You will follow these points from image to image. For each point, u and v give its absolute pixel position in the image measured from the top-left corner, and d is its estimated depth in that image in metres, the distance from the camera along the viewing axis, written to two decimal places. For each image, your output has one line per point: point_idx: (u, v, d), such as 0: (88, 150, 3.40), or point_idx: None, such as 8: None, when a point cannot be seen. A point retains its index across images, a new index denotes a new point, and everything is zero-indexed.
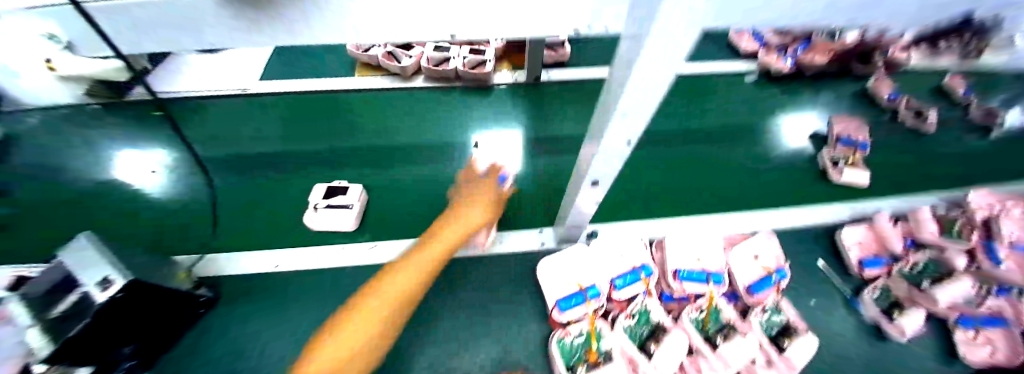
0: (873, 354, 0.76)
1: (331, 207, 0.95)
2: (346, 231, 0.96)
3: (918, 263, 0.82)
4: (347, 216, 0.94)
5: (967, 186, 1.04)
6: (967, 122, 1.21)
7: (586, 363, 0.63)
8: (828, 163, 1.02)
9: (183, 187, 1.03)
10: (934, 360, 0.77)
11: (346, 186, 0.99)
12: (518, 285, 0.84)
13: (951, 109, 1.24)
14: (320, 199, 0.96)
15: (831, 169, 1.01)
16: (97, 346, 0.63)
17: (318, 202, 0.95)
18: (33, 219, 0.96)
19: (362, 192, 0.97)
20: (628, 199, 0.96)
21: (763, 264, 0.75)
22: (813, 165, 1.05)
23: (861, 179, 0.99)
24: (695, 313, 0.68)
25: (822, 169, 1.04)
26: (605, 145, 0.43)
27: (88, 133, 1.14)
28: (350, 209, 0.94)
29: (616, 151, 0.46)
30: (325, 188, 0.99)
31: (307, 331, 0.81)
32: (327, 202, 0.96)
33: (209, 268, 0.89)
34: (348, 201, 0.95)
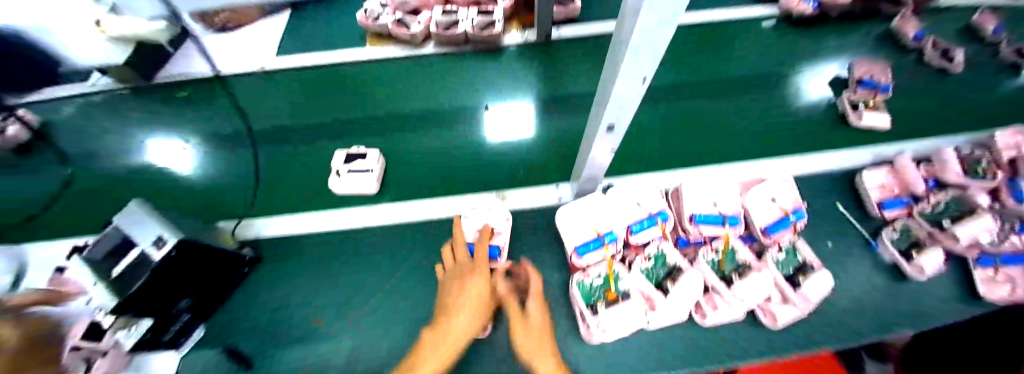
0: (880, 289, 0.80)
1: (353, 171, 0.99)
2: (366, 194, 1.00)
3: (939, 203, 0.82)
4: (369, 179, 0.97)
5: (988, 126, 1.03)
6: (994, 62, 1.17)
7: (605, 300, 0.68)
8: (848, 107, 1.03)
9: (215, 164, 1.09)
10: (943, 293, 0.80)
11: (363, 152, 1.02)
12: (538, 237, 0.90)
13: (974, 49, 1.20)
14: (341, 165, 1.00)
15: (851, 112, 1.01)
16: (160, 299, 0.70)
17: (340, 169, 0.99)
18: (81, 197, 1.03)
19: (380, 156, 1.01)
20: (633, 155, 0.98)
21: (780, 206, 0.76)
22: (833, 110, 1.06)
23: (882, 122, 0.99)
24: (711, 255, 0.71)
25: (842, 113, 1.05)
26: (615, 91, 0.35)
27: (118, 116, 1.19)
28: (371, 172, 0.98)
29: (632, 91, 0.37)
30: (345, 154, 1.03)
31: (346, 283, 0.89)
32: (350, 168, 0.99)
33: (247, 231, 0.96)
34: (368, 165, 0.99)
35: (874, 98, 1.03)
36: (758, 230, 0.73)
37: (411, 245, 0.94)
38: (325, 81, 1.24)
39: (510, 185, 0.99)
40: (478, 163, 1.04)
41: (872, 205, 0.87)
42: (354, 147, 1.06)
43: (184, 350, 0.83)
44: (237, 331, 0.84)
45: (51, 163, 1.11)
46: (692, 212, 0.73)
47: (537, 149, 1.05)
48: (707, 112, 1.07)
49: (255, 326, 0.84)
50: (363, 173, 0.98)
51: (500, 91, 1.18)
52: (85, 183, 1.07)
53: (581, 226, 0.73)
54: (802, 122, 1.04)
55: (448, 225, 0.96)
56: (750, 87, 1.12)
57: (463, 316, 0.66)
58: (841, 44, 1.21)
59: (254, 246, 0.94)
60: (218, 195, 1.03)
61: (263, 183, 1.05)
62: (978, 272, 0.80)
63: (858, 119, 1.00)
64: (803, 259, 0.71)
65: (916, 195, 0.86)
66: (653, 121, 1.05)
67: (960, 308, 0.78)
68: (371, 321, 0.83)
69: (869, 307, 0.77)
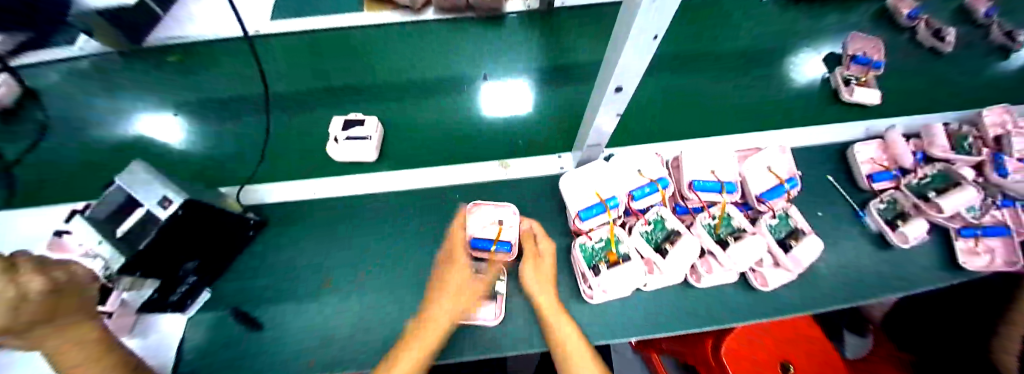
0: (860, 255, 0.86)
1: (352, 138, 0.99)
2: (367, 162, 1.02)
3: (925, 175, 0.88)
4: (367, 147, 0.98)
5: (966, 107, 1.10)
6: (977, 44, 1.23)
7: (607, 262, 0.72)
8: (841, 83, 1.07)
9: (217, 133, 1.08)
10: (918, 257, 0.87)
11: (361, 119, 1.03)
12: (542, 204, 0.94)
13: (965, 32, 1.25)
14: (339, 132, 1.00)
15: (842, 88, 1.06)
16: (168, 259, 0.70)
17: (338, 135, 1.00)
18: (82, 163, 1.04)
19: (379, 123, 1.02)
20: (632, 128, 1.02)
21: (775, 175, 0.80)
22: (826, 86, 1.11)
23: (870, 98, 1.05)
24: (708, 220, 0.74)
25: (835, 88, 1.10)
26: (631, 42, 0.38)
27: (111, 82, 1.17)
28: (369, 140, 0.98)
29: (642, 48, 0.41)
30: (342, 121, 1.02)
31: (360, 245, 0.93)
32: (347, 135, 1.00)
33: (251, 197, 0.97)
34: (366, 132, 0.99)
35: (866, 75, 1.09)
36: (753, 197, 0.77)
37: (415, 212, 0.96)
38: (325, 47, 1.22)
39: (512, 155, 1.02)
40: (480, 133, 1.06)
41: (861, 179, 0.92)
42: (352, 114, 1.06)
43: (191, 313, 0.84)
44: (251, 292, 0.88)
45: (47, 132, 1.09)
46: (691, 179, 0.75)
47: (538, 119, 1.07)
48: (704, 88, 1.10)
49: (271, 287, 0.88)
50: (361, 140, 0.98)
51: (501, 62, 1.17)
52: (86, 152, 1.06)
53: (584, 191, 0.75)
54: (792, 100, 1.09)
55: (452, 193, 0.98)
56: (747, 65, 1.14)
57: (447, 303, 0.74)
58: (841, 21, 1.22)
59: (256, 211, 0.96)
60: (221, 161, 1.04)
61: (266, 151, 1.05)
62: (959, 242, 0.86)
63: (848, 94, 1.05)
64: (794, 224, 0.76)
65: (904, 168, 0.91)
66: (652, 97, 1.08)
67: (934, 271, 0.85)
68: (383, 283, 0.88)
69: (847, 271, 0.84)
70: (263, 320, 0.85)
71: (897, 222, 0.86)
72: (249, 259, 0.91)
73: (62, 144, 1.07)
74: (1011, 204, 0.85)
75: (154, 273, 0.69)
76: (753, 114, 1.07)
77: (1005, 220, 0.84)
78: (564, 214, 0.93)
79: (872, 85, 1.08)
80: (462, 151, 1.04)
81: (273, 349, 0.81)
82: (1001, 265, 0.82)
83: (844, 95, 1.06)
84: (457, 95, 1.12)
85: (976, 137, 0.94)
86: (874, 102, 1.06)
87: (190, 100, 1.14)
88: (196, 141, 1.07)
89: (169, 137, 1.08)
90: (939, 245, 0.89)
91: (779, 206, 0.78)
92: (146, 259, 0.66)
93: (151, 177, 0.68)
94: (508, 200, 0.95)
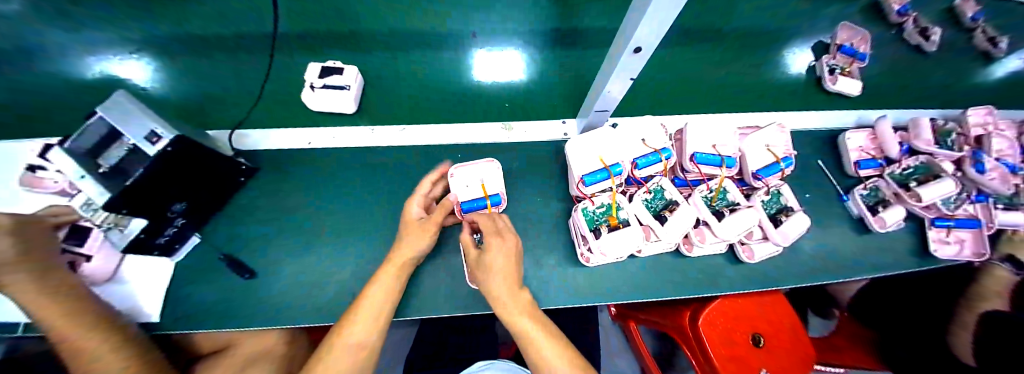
0: (820, 233, 0.96)
1: (329, 87, 0.95)
2: (347, 115, 0.99)
3: (909, 166, 0.94)
4: (346, 97, 0.95)
5: (942, 108, 1.18)
6: (960, 46, 1.27)
7: (607, 226, 0.76)
8: (826, 72, 1.09)
9: (202, 77, 1.02)
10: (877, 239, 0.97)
11: (340, 67, 0.98)
12: (540, 169, 0.96)
13: (950, 33, 1.28)
14: (315, 78, 0.96)
15: (827, 77, 1.09)
16: (160, 201, 0.67)
17: (314, 82, 0.95)
18: (49, 99, 0.97)
19: (358, 74, 0.97)
20: (634, 102, 1.07)
21: (772, 153, 0.83)
22: (811, 74, 1.13)
23: (850, 88, 1.09)
24: (705, 192, 0.79)
25: (819, 77, 1.12)
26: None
27: (67, 11, 1.06)
28: (348, 90, 0.95)
29: (670, 5, 0.38)
30: (320, 68, 0.98)
31: (356, 199, 0.92)
32: (324, 82, 0.96)
33: (243, 140, 0.95)
34: (344, 82, 0.95)
35: (850, 66, 1.12)
36: (749, 173, 0.81)
37: (409, 169, 0.95)
38: None
39: (515, 118, 1.02)
40: (479, 96, 1.05)
41: (850, 165, 1.00)
42: (329, 61, 1.01)
43: (178, 259, 0.83)
44: (243, 238, 0.87)
45: (11, 65, 1.00)
46: (693, 151, 0.76)
47: (536, 84, 1.06)
48: (701, 65, 1.11)
49: (263, 234, 0.88)
50: (337, 90, 0.95)
51: (499, 21, 1.12)
52: (51, 88, 0.98)
53: (589, 156, 0.75)
54: (785, 87, 1.11)
55: (450, 152, 0.97)
56: (745, 47, 1.14)
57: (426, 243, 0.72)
58: (842, 9, 1.22)
59: (247, 158, 0.93)
60: (203, 106, 0.99)
61: (259, 98, 1.01)
62: (933, 232, 0.95)
63: (832, 83, 1.08)
64: (785, 202, 0.82)
65: (889, 158, 0.97)
66: (650, 74, 1.08)
67: (887, 255, 0.96)
68: (379, 238, 0.88)
69: (809, 246, 0.95)
70: (257, 266, 0.84)
71: (878, 207, 0.94)
72: (243, 202, 0.90)
73: (31, 79, 0.98)
74: (984, 198, 0.94)
75: (145, 215, 0.66)
76: (746, 96, 1.10)
77: (975, 214, 0.93)
78: (563, 179, 0.95)
79: (854, 75, 1.12)
80: (459, 112, 1.03)
81: (267, 295, 0.82)
82: (968, 254, 0.93)
83: (828, 84, 1.08)
84: (449, 54, 1.08)
85: (959, 134, 1.00)
86: (855, 92, 1.10)
87: (160, 37, 1.05)
88: (183, 85, 1.00)
89: (134, 80, 1.00)
90: (914, 231, 0.99)
91: (773, 184, 0.82)
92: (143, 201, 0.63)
93: (132, 109, 0.61)
94: (505, 162, 0.96)
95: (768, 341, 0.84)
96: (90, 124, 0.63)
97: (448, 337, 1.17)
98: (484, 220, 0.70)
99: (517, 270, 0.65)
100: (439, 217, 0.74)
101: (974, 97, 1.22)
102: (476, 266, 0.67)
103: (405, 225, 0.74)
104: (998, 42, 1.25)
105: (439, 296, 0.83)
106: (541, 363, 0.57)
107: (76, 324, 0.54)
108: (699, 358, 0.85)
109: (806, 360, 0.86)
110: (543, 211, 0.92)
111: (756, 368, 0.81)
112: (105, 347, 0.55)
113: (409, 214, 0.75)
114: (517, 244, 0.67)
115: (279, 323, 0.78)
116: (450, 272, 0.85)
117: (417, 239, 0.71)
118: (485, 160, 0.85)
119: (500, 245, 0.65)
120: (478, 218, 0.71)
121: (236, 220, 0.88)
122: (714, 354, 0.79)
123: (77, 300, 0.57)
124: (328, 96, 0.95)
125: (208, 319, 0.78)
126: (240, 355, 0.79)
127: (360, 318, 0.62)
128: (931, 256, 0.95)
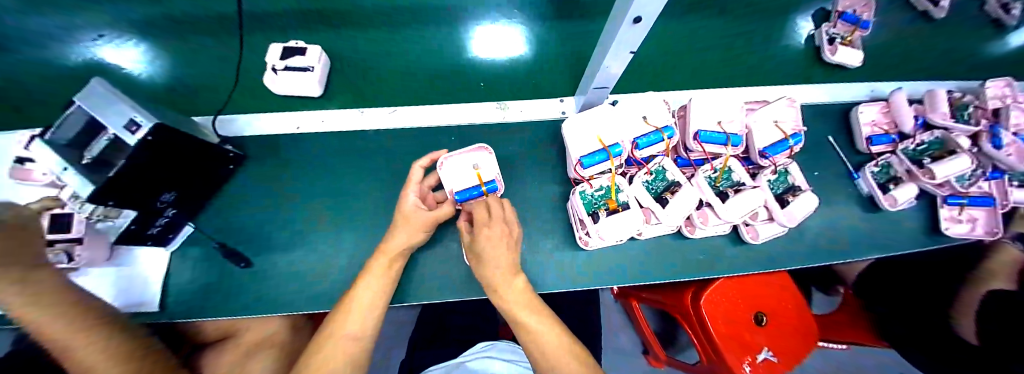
0: (825, 213, 0.94)
1: (292, 69, 0.90)
2: (313, 98, 0.95)
3: (923, 142, 0.89)
4: (310, 80, 0.90)
5: (949, 80, 1.12)
6: (972, 13, 1.19)
7: (606, 209, 0.74)
8: (826, 41, 1.04)
9: (180, 62, 0.98)
10: (881, 217, 0.95)
11: (304, 47, 0.92)
12: (535, 151, 0.93)
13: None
14: (277, 60, 0.91)
15: (826, 47, 1.03)
16: (145, 193, 0.65)
17: (276, 64, 0.90)
18: (26, 89, 0.93)
19: (322, 53, 0.92)
20: (633, 77, 1.02)
21: (782, 129, 0.80)
22: (810, 44, 1.07)
23: (850, 59, 1.03)
24: (709, 172, 0.76)
25: (818, 47, 1.06)
26: None
27: None
28: (311, 71, 0.90)
29: None
30: (281, 48, 0.92)
31: (344, 187, 0.90)
32: (287, 64, 0.91)
33: (229, 127, 0.91)
34: (308, 62, 0.90)
35: (851, 35, 1.05)
36: (756, 152, 0.77)
37: (399, 153, 0.92)
38: None
39: (509, 97, 0.98)
40: (467, 76, 1.00)
41: (861, 141, 0.96)
42: (291, 41, 0.95)
43: (173, 248, 0.82)
44: (235, 227, 0.86)
45: None
46: (697, 130, 0.73)
47: (525, 61, 1.01)
48: (702, 39, 1.04)
49: (255, 222, 0.87)
50: (300, 72, 0.90)
51: None
52: (27, 78, 0.94)
53: (587, 136, 0.72)
54: (790, 58, 1.06)
55: (440, 134, 0.94)
56: (748, 16, 1.07)
57: (411, 231, 0.69)
58: None
59: (235, 145, 0.90)
60: (186, 93, 0.96)
61: (238, 81, 0.97)
62: (944, 211, 0.94)
63: (830, 54, 1.02)
64: (792, 181, 0.80)
65: (902, 133, 0.93)
66: (647, 50, 1.02)
67: (889, 233, 0.94)
68: (373, 225, 0.87)
69: (812, 226, 0.92)
70: (252, 255, 0.84)
71: (889, 185, 0.92)
72: (234, 191, 0.88)
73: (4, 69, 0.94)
74: (1000, 175, 0.90)
75: (133, 207, 0.65)
76: (749, 69, 1.05)
77: (990, 192, 0.90)
78: (560, 161, 0.92)
79: (856, 44, 1.05)
80: (440, 91, 0.99)
81: (263, 283, 0.82)
82: (978, 233, 0.91)
83: (827, 55, 1.03)
84: (432, 30, 1.03)
85: (977, 107, 0.94)
86: (855, 64, 1.04)
87: (132, 21, 1.00)
88: (164, 72, 0.97)
89: (111, 68, 0.96)
90: (924, 209, 0.97)
91: (780, 162, 0.80)
92: (128, 194, 0.61)
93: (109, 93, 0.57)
94: (498, 144, 0.93)
95: (770, 320, 0.88)
96: (70, 115, 0.59)
97: (448, 319, 1.18)
98: (480, 207, 0.67)
99: (517, 255, 0.65)
100: (445, 211, 0.72)
101: (983, 68, 1.16)
102: (472, 251, 0.66)
103: (403, 216, 0.70)
104: (1012, 8, 1.16)
105: (437, 282, 0.82)
106: (539, 350, 0.55)
107: (63, 311, 0.51)
108: (698, 333, 0.89)
109: (807, 336, 0.89)
110: (540, 195, 0.89)
111: (757, 345, 0.84)
112: (87, 339, 0.51)
113: (404, 203, 0.70)
114: (511, 233, 0.64)
115: (280, 310, 0.79)
116: (447, 258, 0.84)
117: (406, 233, 0.69)
118: (479, 146, 0.81)
119: (494, 233, 0.63)
120: (472, 206, 0.69)
121: (230, 208, 0.87)
122: (715, 331, 0.82)
123: (55, 290, 0.52)
124: (291, 78, 0.90)
125: (210, 308, 0.79)
126: (245, 341, 0.80)
127: (356, 309, 0.62)
128: (942, 233, 0.93)
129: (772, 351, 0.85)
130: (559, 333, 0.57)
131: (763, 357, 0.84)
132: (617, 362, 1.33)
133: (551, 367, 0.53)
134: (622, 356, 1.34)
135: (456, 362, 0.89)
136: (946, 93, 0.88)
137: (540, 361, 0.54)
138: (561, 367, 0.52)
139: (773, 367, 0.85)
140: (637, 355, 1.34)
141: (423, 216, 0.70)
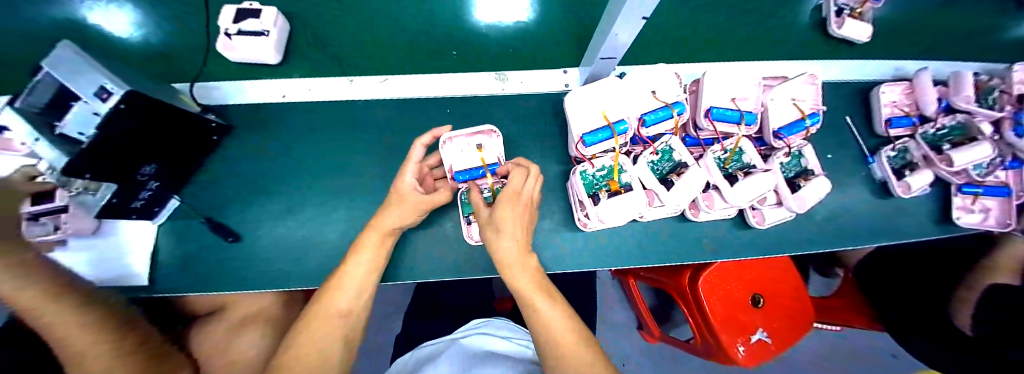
0: (833, 197, 0.90)
1: (246, 33, 0.82)
2: (269, 66, 0.88)
3: (944, 126, 0.85)
4: (265, 45, 0.82)
5: (966, 59, 1.05)
6: None
7: (607, 191, 0.71)
8: (832, 12, 0.94)
9: (147, 23, 0.90)
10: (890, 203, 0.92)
11: (258, 8, 0.83)
12: (535, 126, 0.89)
13: None
14: (229, 23, 0.81)
15: (833, 19, 0.94)
16: (124, 163, 0.60)
17: (228, 28, 0.81)
18: None
19: (277, 16, 0.83)
20: (641, 48, 0.95)
21: (799, 108, 0.76)
22: (815, 14, 0.97)
23: (858, 33, 0.94)
24: (718, 153, 0.73)
25: (824, 18, 0.97)
26: None
27: None
28: (266, 36, 0.82)
29: None
30: (234, 10, 0.82)
31: (334, 160, 0.86)
32: (239, 28, 0.81)
33: (208, 94, 0.87)
34: (262, 27, 0.82)
35: (862, 7, 0.96)
36: (770, 132, 0.73)
37: (390, 126, 0.88)
38: None
39: (509, 67, 0.92)
40: (459, 44, 0.93)
41: (879, 123, 0.91)
42: (246, 2, 0.85)
43: (159, 221, 0.79)
44: (222, 202, 0.83)
45: None
46: (709, 106, 0.69)
47: (522, 27, 0.93)
48: (707, 34, 0.96)
49: (242, 196, 0.84)
50: (254, 36, 0.82)
51: None
52: None
53: (591, 111, 0.67)
54: (810, 30, 0.98)
55: (435, 106, 0.89)
56: (756, 9, 0.97)
57: (404, 210, 0.65)
58: None
59: (218, 113, 0.86)
60: (160, 59, 0.90)
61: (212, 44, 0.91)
62: (957, 200, 0.91)
63: (837, 27, 0.94)
64: (806, 165, 0.76)
65: (924, 116, 0.88)
66: (656, 17, 0.94)
67: (896, 219, 0.92)
68: (364, 202, 0.84)
69: (819, 210, 0.89)
70: (241, 230, 0.81)
71: (903, 171, 0.88)
72: (221, 162, 0.85)
73: None
74: (1019, 165, 0.85)
75: (114, 177, 0.60)
76: (759, 42, 0.97)
77: (1006, 181, 0.86)
78: (560, 139, 0.88)
79: (865, 18, 0.97)
80: (434, 59, 0.92)
81: (253, 258, 0.80)
82: (990, 223, 0.88)
83: (833, 28, 0.94)
84: (411, 4, 0.93)
85: (1003, 92, 0.85)
86: (861, 38, 0.95)
87: None
88: (131, 33, 0.89)
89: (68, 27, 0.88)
90: (937, 197, 0.94)
91: (794, 144, 0.76)
92: (106, 165, 0.56)
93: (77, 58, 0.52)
94: (494, 118, 0.89)
95: (767, 302, 0.91)
96: (38, 80, 0.52)
97: (444, 293, 1.18)
98: (518, 174, 0.59)
99: (529, 232, 0.61)
100: (441, 198, 0.68)
101: (1003, 44, 1.08)
102: (484, 223, 0.62)
103: (398, 196, 0.65)
104: None
105: (432, 259, 0.81)
106: (554, 339, 0.53)
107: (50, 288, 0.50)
108: (693, 314, 0.91)
109: (803, 319, 0.93)
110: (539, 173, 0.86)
111: (751, 326, 0.88)
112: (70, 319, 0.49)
113: (400, 184, 0.65)
114: (530, 213, 0.60)
115: (271, 286, 0.78)
116: (441, 237, 0.82)
117: (405, 215, 0.66)
118: (486, 128, 0.75)
119: (512, 213, 0.58)
120: (511, 170, 0.61)
121: (216, 181, 0.84)
122: (711, 313, 0.85)
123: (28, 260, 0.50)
124: (246, 44, 0.82)
125: (200, 281, 0.78)
126: (236, 316, 0.80)
127: (348, 282, 0.61)
128: (952, 223, 0.91)
129: (766, 330, 0.90)
130: (571, 320, 0.56)
131: (757, 338, 0.88)
132: (612, 338, 1.34)
133: (563, 356, 0.51)
134: (616, 330, 1.36)
135: (451, 338, 0.89)
136: (969, 73, 0.82)
137: (552, 351, 0.53)
138: (572, 357, 0.51)
139: (766, 348, 0.89)
140: (631, 330, 1.36)
141: (418, 198, 0.65)
